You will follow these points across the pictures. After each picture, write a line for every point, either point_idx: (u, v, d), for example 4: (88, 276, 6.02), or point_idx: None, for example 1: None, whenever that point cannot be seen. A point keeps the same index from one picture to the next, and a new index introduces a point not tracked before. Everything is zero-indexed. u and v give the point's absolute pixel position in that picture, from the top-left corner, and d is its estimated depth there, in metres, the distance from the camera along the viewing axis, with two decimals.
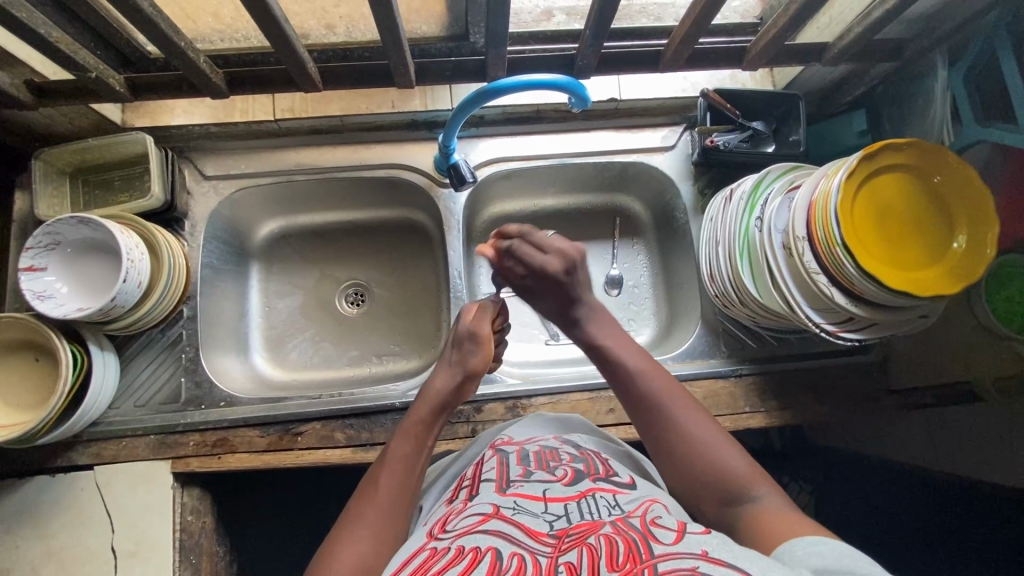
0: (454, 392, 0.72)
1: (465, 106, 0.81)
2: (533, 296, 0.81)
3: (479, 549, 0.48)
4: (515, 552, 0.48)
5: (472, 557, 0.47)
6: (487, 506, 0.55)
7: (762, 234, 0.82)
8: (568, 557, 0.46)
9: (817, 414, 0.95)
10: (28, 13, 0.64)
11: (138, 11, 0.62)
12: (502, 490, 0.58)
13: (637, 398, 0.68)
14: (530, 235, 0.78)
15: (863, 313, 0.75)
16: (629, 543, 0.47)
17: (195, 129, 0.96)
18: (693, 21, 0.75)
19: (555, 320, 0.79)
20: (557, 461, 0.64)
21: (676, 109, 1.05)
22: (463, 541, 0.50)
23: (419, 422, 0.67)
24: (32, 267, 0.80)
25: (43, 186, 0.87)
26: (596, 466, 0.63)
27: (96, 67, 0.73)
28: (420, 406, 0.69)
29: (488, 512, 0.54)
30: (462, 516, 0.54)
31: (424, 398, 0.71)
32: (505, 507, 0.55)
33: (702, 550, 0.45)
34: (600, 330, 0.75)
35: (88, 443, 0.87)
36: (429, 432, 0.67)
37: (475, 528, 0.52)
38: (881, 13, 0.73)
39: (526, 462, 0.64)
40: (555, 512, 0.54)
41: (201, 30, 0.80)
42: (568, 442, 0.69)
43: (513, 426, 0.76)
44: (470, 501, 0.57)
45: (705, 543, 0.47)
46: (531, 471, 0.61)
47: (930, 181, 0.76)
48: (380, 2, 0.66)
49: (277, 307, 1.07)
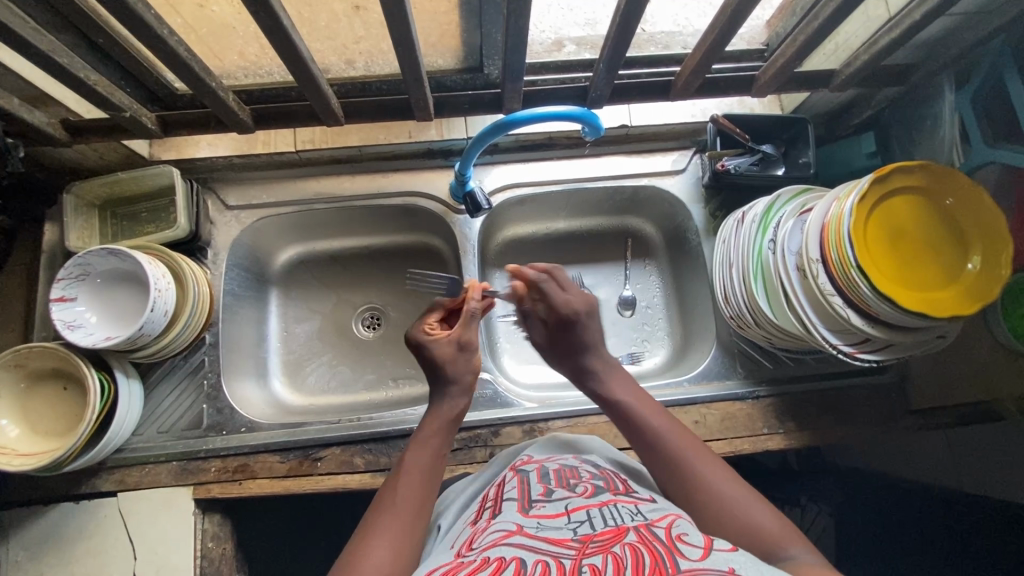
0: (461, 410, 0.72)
1: (483, 137, 0.84)
2: (547, 342, 0.78)
3: (504, 560, 0.48)
4: (539, 560, 0.48)
5: (497, 567, 0.47)
6: (510, 523, 0.55)
7: (776, 256, 0.83)
8: (593, 560, 0.47)
9: (835, 435, 0.94)
10: (70, 59, 0.68)
11: (174, 56, 0.65)
12: (524, 510, 0.58)
13: (654, 446, 0.65)
14: (556, 274, 0.78)
15: (878, 334, 0.75)
16: (655, 556, 0.47)
17: (219, 161, 0.99)
18: (704, 52, 0.77)
19: (568, 371, 0.77)
20: (577, 479, 0.64)
21: (686, 134, 1.06)
22: (489, 553, 0.50)
23: (436, 436, 0.68)
24: (62, 297, 0.82)
25: (73, 219, 0.90)
26: (615, 484, 0.63)
27: (130, 107, 0.76)
28: (430, 420, 0.70)
29: (511, 528, 0.54)
30: (486, 533, 0.54)
31: (432, 412, 0.71)
32: (528, 525, 0.54)
33: (729, 566, 0.45)
34: (616, 384, 0.73)
35: (112, 470, 0.89)
36: (444, 447, 0.68)
37: (500, 541, 0.52)
38: (887, 42, 0.75)
39: (547, 480, 0.64)
40: (578, 521, 0.54)
41: (226, 67, 0.83)
42: (587, 461, 0.70)
43: (531, 447, 0.76)
44: (493, 518, 0.58)
45: (732, 559, 0.47)
46: (552, 490, 0.62)
47: (943, 204, 0.78)
48: (403, 43, 0.69)
49: (296, 332, 1.09)
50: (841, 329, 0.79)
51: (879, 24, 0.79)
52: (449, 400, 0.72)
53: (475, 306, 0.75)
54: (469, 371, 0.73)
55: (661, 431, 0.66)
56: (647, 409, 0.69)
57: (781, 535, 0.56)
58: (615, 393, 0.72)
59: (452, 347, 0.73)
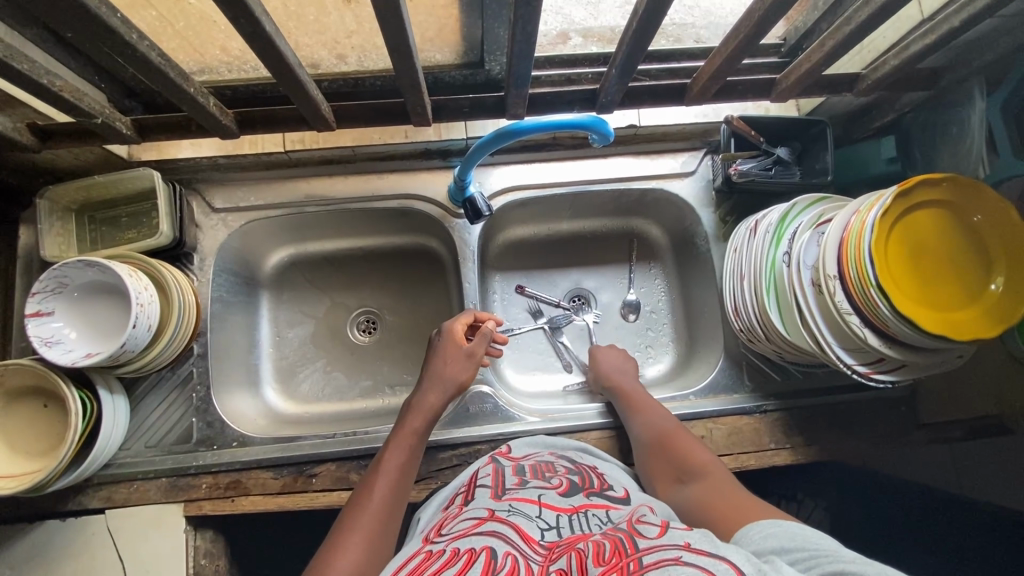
0: (441, 410, 0.80)
1: (486, 145, 0.78)
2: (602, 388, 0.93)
3: (474, 550, 0.49)
4: (509, 552, 0.49)
5: (468, 558, 0.48)
6: (483, 510, 0.58)
7: (790, 270, 0.79)
8: (559, 563, 0.48)
9: (843, 450, 0.92)
10: (31, 63, 0.61)
11: (146, 61, 0.59)
12: (496, 496, 0.61)
13: (630, 406, 0.86)
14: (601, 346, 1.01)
15: (896, 355, 0.72)
16: (616, 542, 0.49)
17: (203, 161, 0.94)
18: (723, 58, 0.72)
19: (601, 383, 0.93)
20: (553, 473, 0.68)
21: (697, 134, 1.01)
22: (459, 543, 0.52)
23: (411, 431, 0.76)
24: (38, 312, 0.77)
25: (48, 225, 0.85)
26: (590, 480, 0.68)
27: (102, 112, 0.70)
28: (414, 419, 0.77)
29: (483, 515, 0.56)
30: (457, 521, 0.57)
31: (414, 413, 0.78)
32: (499, 510, 0.57)
33: (685, 541, 0.48)
34: (620, 372, 0.92)
35: (98, 487, 0.85)
36: (419, 441, 0.75)
37: (471, 530, 0.54)
38: (921, 47, 0.70)
39: (522, 473, 0.69)
40: (548, 521, 0.56)
41: (207, 62, 0.77)
42: (562, 458, 0.75)
43: (516, 443, 0.81)
44: (466, 506, 0.61)
45: (687, 536, 0.49)
46: (527, 480, 0.66)
47: (970, 220, 0.74)
48: (400, 45, 0.63)
49: (288, 337, 1.05)
50: (856, 349, 0.76)
51: (911, 25, 0.74)
52: (423, 397, 0.79)
53: (491, 330, 0.85)
54: (459, 379, 0.82)
55: (638, 399, 0.86)
56: (634, 387, 0.89)
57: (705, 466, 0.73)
58: (618, 377, 0.91)
59: (461, 359, 0.83)
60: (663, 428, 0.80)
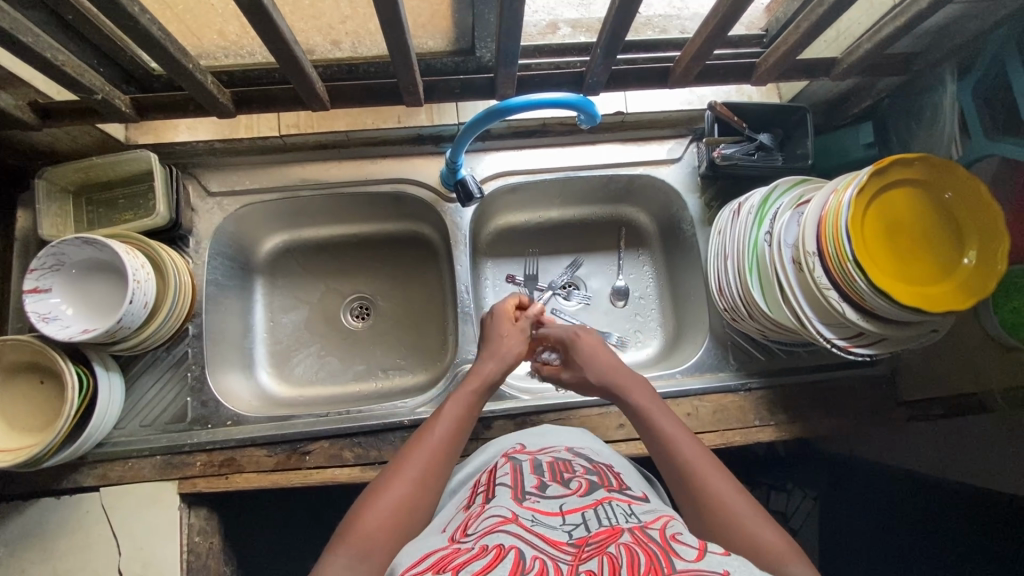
0: (501, 376, 0.77)
1: (476, 123, 0.80)
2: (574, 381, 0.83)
3: (502, 547, 0.48)
4: (537, 556, 0.48)
5: (494, 556, 0.47)
6: (506, 510, 0.55)
7: (771, 248, 0.82)
8: (589, 565, 0.46)
9: (827, 426, 0.95)
10: (36, 37, 0.63)
11: (147, 35, 0.61)
12: (518, 499, 0.57)
13: (667, 455, 0.65)
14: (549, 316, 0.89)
15: (874, 329, 0.75)
16: (651, 556, 0.46)
17: (199, 146, 0.96)
18: (704, 40, 0.74)
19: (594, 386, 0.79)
20: (571, 474, 0.64)
21: (682, 122, 1.04)
22: (486, 541, 0.50)
23: (471, 388, 0.73)
24: (36, 288, 0.79)
25: (46, 206, 0.86)
26: (609, 479, 0.64)
27: (102, 89, 0.72)
28: (473, 380, 0.75)
29: (507, 515, 0.54)
30: (480, 519, 0.54)
31: (473, 373, 0.76)
32: (523, 516, 0.54)
33: (724, 569, 0.44)
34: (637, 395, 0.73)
35: (93, 464, 0.86)
36: (480, 400, 0.73)
37: (496, 530, 0.52)
38: (893, 30, 0.73)
39: (541, 473, 0.64)
40: (573, 522, 0.54)
41: (205, 46, 0.79)
42: (580, 457, 0.70)
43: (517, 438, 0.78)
44: (487, 505, 0.58)
45: (727, 562, 0.45)
46: (546, 485, 0.61)
47: (941, 198, 0.77)
48: (393, 22, 0.65)
49: (282, 322, 1.07)
50: (836, 323, 0.79)
51: (883, 11, 0.77)
52: (482, 363, 0.77)
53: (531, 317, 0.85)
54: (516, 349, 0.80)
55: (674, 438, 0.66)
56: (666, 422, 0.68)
57: (781, 552, 0.54)
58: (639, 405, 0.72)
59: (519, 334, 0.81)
60: (714, 488, 0.60)
